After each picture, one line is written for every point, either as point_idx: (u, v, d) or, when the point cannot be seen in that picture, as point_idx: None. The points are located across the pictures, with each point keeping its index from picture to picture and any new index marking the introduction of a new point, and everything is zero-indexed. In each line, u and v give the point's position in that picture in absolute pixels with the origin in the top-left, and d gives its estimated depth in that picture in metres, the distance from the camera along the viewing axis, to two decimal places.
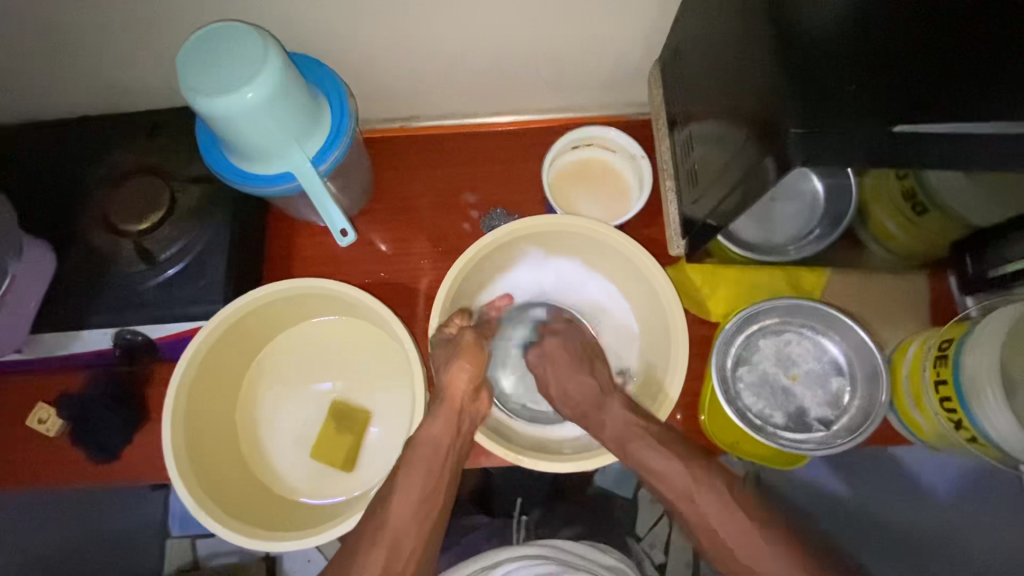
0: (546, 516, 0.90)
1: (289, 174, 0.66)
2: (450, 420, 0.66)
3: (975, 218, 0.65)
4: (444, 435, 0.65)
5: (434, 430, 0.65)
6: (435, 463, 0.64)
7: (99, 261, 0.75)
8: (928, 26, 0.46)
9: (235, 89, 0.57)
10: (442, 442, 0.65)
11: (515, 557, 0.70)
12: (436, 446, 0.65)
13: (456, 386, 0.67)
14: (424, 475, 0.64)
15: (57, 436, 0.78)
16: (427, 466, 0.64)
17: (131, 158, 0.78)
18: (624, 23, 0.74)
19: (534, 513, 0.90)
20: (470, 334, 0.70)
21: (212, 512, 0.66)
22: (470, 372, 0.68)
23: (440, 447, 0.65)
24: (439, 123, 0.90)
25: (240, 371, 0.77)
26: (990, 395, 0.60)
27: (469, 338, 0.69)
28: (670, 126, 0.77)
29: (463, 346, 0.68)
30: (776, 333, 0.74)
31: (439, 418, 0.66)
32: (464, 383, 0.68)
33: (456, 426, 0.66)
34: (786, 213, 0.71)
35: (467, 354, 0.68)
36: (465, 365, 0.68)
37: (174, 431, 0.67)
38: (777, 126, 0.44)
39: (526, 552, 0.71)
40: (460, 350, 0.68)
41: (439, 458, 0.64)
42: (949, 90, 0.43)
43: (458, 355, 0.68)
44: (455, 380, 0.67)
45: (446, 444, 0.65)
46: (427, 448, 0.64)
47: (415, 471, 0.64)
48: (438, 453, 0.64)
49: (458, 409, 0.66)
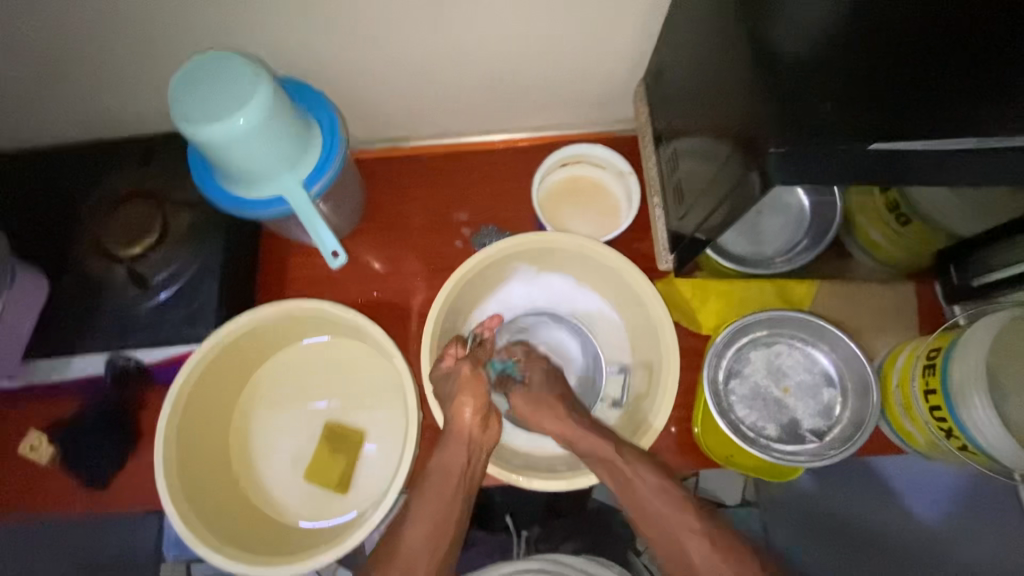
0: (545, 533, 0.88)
1: (281, 198, 0.66)
2: (461, 449, 0.63)
3: (957, 228, 0.67)
4: (455, 464, 0.63)
5: (444, 459, 0.63)
6: (446, 490, 0.63)
7: (91, 287, 0.75)
8: (900, 43, 0.47)
9: (226, 116, 0.58)
10: (453, 471, 0.63)
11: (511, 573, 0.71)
12: (448, 474, 0.63)
13: (463, 419, 0.63)
14: (438, 503, 0.62)
15: (49, 463, 0.77)
16: (438, 495, 0.63)
17: (124, 183, 0.79)
18: (609, 44, 0.76)
19: (532, 529, 0.89)
20: (467, 365, 0.65)
21: (204, 538, 0.65)
22: (476, 402, 0.64)
23: (452, 476, 0.63)
24: (430, 143, 0.91)
25: (233, 395, 0.77)
26: (976, 404, 0.61)
27: (467, 370, 0.65)
28: (656, 143, 0.78)
29: (465, 378, 0.64)
30: (766, 344, 0.74)
31: (448, 448, 0.64)
32: (472, 414, 0.64)
33: (467, 454, 0.63)
34: (773, 227, 0.74)
35: (467, 388, 0.64)
36: (469, 399, 0.63)
37: (166, 457, 0.66)
38: (758, 146, 0.45)
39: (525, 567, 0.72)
40: (461, 381, 0.64)
41: (451, 486, 0.63)
42: (926, 106, 0.44)
43: (462, 388, 0.64)
44: (462, 412, 0.64)
45: (458, 472, 0.63)
46: (440, 477, 0.63)
47: (428, 500, 0.63)
48: (450, 482, 0.63)
49: (466, 438, 0.64)
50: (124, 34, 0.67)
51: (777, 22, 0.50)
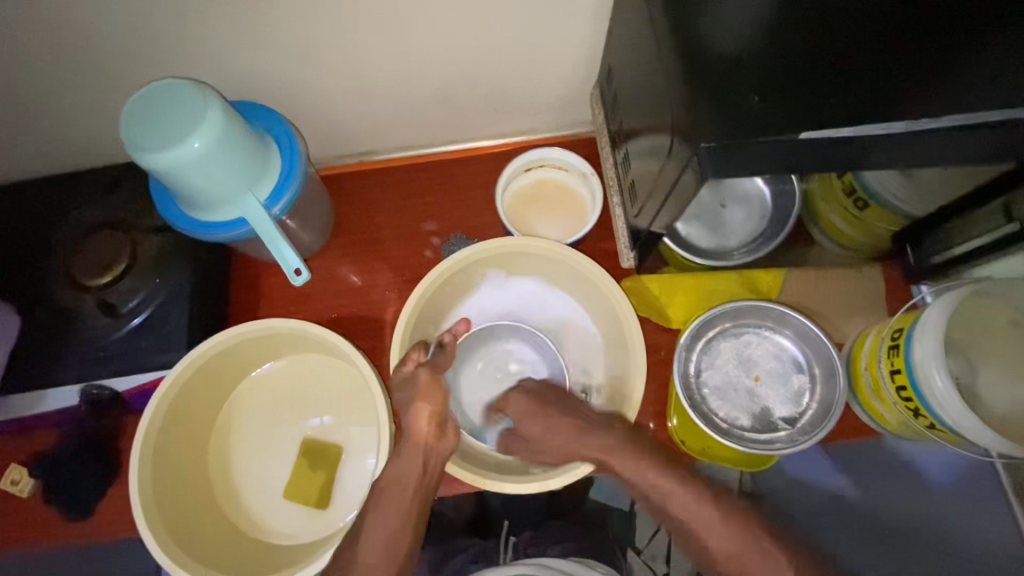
0: (536, 535, 0.87)
1: (242, 219, 0.67)
2: (414, 458, 0.64)
3: (912, 208, 0.68)
4: (409, 474, 0.64)
5: (399, 471, 0.64)
6: (403, 501, 0.63)
7: (62, 318, 0.75)
8: (826, 33, 0.48)
9: (180, 142, 0.59)
10: (409, 481, 0.64)
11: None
12: (403, 486, 0.64)
13: (419, 426, 0.65)
14: (394, 513, 0.63)
15: (31, 497, 0.78)
16: (396, 505, 0.63)
17: (92, 213, 0.79)
18: (559, 49, 0.77)
19: (521, 535, 0.89)
20: (427, 373, 0.66)
21: (184, 563, 0.65)
22: (432, 409, 0.65)
23: (406, 486, 0.64)
24: (396, 155, 0.92)
25: (210, 417, 0.78)
26: (939, 382, 0.61)
27: (426, 378, 0.66)
28: (612, 143, 0.79)
29: (422, 384, 0.66)
30: (735, 335, 0.75)
31: (404, 457, 0.64)
32: (427, 422, 0.65)
33: (422, 464, 0.64)
34: (738, 221, 0.76)
35: (427, 394, 0.66)
36: (425, 404, 0.65)
37: (142, 483, 0.67)
38: (690, 139, 0.46)
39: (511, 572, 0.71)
40: (421, 387, 0.66)
41: (405, 497, 0.64)
42: (851, 94, 0.45)
43: (418, 396, 0.65)
44: (419, 420, 0.65)
45: (412, 482, 0.64)
46: (393, 488, 0.64)
47: (383, 513, 0.63)
48: (405, 493, 0.64)
49: (423, 447, 0.65)
50: (80, 67, 0.68)
51: (708, 20, 0.51)
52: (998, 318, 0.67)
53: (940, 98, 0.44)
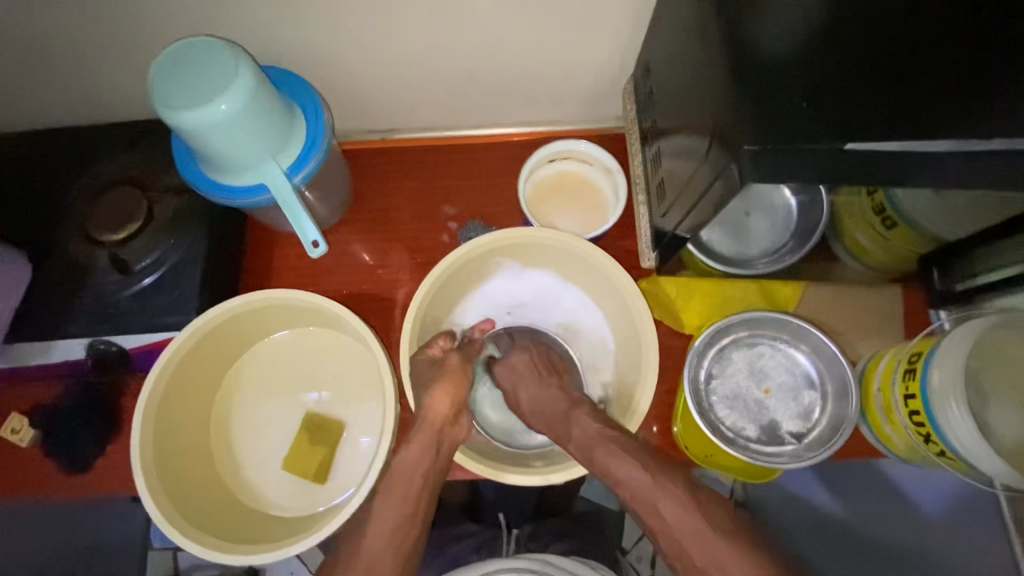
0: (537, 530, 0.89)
1: (263, 186, 0.67)
2: (428, 443, 0.66)
3: (941, 231, 0.67)
4: (421, 459, 0.65)
5: (414, 455, 0.65)
6: (412, 488, 0.64)
7: (75, 272, 0.75)
8: (878, 43, 0.47)
9: (207, 102, 0.58)
10: (419, 465, 0.65)
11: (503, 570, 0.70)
12: (413, 473, 0.64)
13: (437, 409, 0.67)
14: (403, 501, 0.63)
15: (30, 448, 0.77)
16: (405, 491, 0.63)
17: (112, 169, 0.78)
18: (596, 39, 0.75)
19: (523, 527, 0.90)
20: (455, 357, 0.71)
21: (179, 525, 0.65)
22: (452, 395, 0.68)
23: (418, 471, 0.64)
24: (419, 135, 0.91)
25: (215, 383, 0.77)
26: (955, 406, 0.61)
27: (453, 362, 0.70)
28: (643, 140, 0.79)
29: (448, 369, 0.69)
30: (748, 345, 0.74)
31: (417, 441, 0.65)
32: (445, 404, 0.67)
33: (435, 448, 0.66)
34: (759, 227, 0.72)
35: (450, 377, 0.69)
36: (445, 388, 0.67)
37: (143, 442, 0.67)
38: (731, 144, 0.45)
39: (515, 565, 0.71)
40: (446, 373, 0.69)
41: (416, 483, 0.64)
42: (899, 106, 0.44)
43: (441, 378, 0.68)
44: (437, 405, 0.67)
45: (423, 467, 0.65)
46: (405, 472, 0.64)
47: (393, 495, 0.63)
48: (415, 479, 0.64)
49: (437, 430, 0.67)
50: (109, 18, 0.66)
51: (760, 20, 0.50)
52: (1017, 350, 0.66)
53: (994, 121, 0.43)
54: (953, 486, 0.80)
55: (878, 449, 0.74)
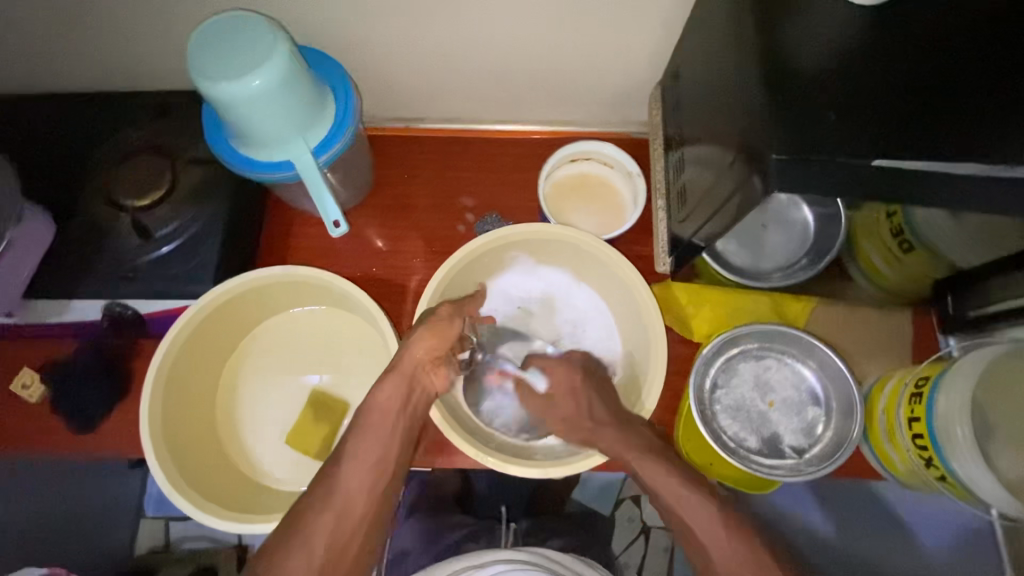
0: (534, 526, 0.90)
1: (289, 163, 0.67)
2: (401, 386, 0.65)
3: (958, 258, 0.66)
4: (393, 402, 0.65)
5: (385, 402, 0.65)
6: (386, 429, 0.64)
7: (96, 234, 0.76)
8: (908, 63, 0.47)
9: (242, 76, 0.59)
10: (393, 405, 0.65)
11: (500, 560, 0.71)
12: (386, 413, 0.65)
13: (415, 355, 0.66)
14: (377, 440, 0.64)
15: (39, 404, 0.78)
16: (378, 432, 0.64)
17: (139, 136, 0.79)
18: (628, 42, 0.75)
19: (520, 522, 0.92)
20: (447, 311, 0.69)
21: (181, 489, 0.66)
22: (435, 343, 0.67)
23: (391, 413, 0.65)
24: (444, 126, 0.91)
25: (225, 354, 0.78)
26: (960, 433, 0.61)
27: (444, 315, 0.68)
28: (666, 147, 0.79)
29: (436, 322, 0.67)
30: (756, 357, 0.74)
31: (390, 382, 0.65)
32: (425, 352, 0.67)
33: (407, 393, 0.66)
34: (776, 240, 0.72)
35: (436, 330, 0.67)
36: (429, 338, 0.66)
37: (152, 404, 0.68)
38: (758, 152, 0.46)
39: (513, 557, 0.71)
40: (434, 323, 0.67)
41: (389, 423, 0.65)
42: (928, 126, 0.44)
43: (427, 327, 0.67)
44: (416, 354, 0.66)
45: (396, 410, 0.65)
46: (378, 414, 0.64)
47: (367, 440, 0.64)
48: (388, 418, 0.65)
49: (411, 374, 0.66)
50: None
51: (794, 32, 0.50)
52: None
53: None
54: (950, 516, 0.80)
55: (876, 470, 0.75)
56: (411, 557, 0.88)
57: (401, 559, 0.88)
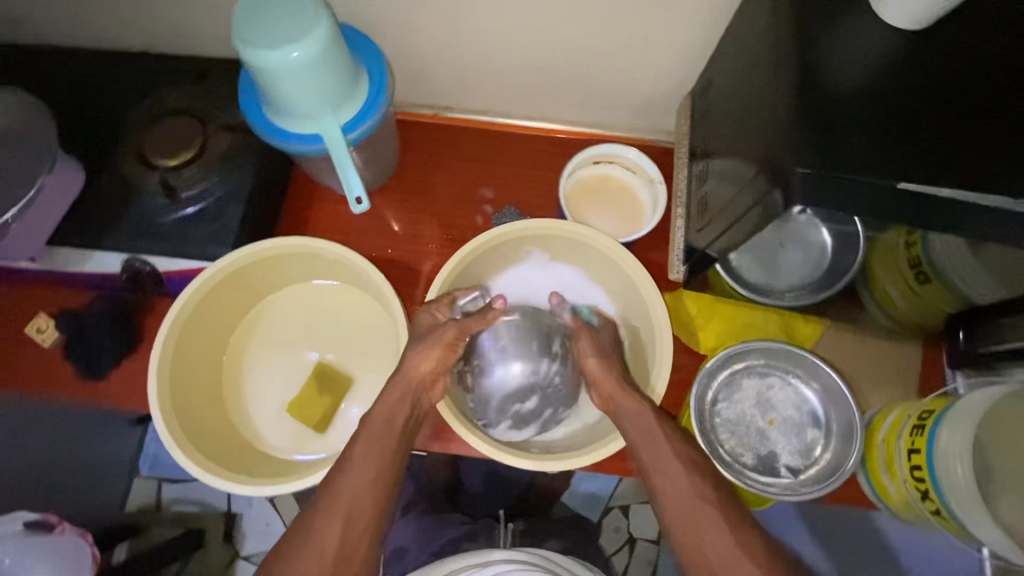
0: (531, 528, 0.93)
1: (319, 137, 0.68)
2: (406, 393, 0.64)
3: (973, 293, 0.66)
4: (397, 408, 0.63)
5: (388, 405, 0.63)
6: (390, 434, 0.61)
7: (123, 189, 0.77)
8: (943, 90, 0.47)
9: (282, 46, 0.60)
10: (398, 412, 0.63)
11: (503, 560, 0.71)
12: (389, 419, 0.62)
13: (419, 368, 0.65)
14: (381, 445, 0.60)
15: (51, 349, 0.80)
16: (383, 438, 0.61)
17: (173, 98, 0.81)
18: (664, 49, 0.76)
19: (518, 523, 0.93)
20: (452, 331, 0.67)
21: (182, 444, 0.68)
22: (439, 358, 0.66)
23: (395, 420, 0.62)
24: (470, 117, 0.92)
25: (236, 318, 0.80)
26: (960, 470, 0.61)
27: (450, 335, 0.67)
28: (691, 157, 0.79)
29: (442, 340, 0.66)
30: (761, 374, 0.74)
31: (396, 389, 0.64)
32: (429, 365, 0.66)
33: (412, 401, 0.64)
34: (791, 263, 0.72)
35: (440, 347, 0.66)
36: (432, 354, 0.66)
37: (162, 357, 0.70)
38: (784, 166, 0.46)
39: (516, 557, 0.71)
40: (438, 339, 0.66)
41: (393, 432, 0.61)
42: (957, 155, 0.44)
43: (432, 345, 0.66)
44: (423, 363, 0.65)
45: (401, 416, 0.63)
46: (383, 420, 0.62)
47: (372, 446, 0.60)
48: (392, 426, 0.62)
49: (415, 384, 0.65)
50: None
51: (832, 51, 0.50)
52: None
53: None
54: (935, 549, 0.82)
55: (870, 500, 0.74)
56: (410, 553, 0.86)
57: (401, 556, 0.86)
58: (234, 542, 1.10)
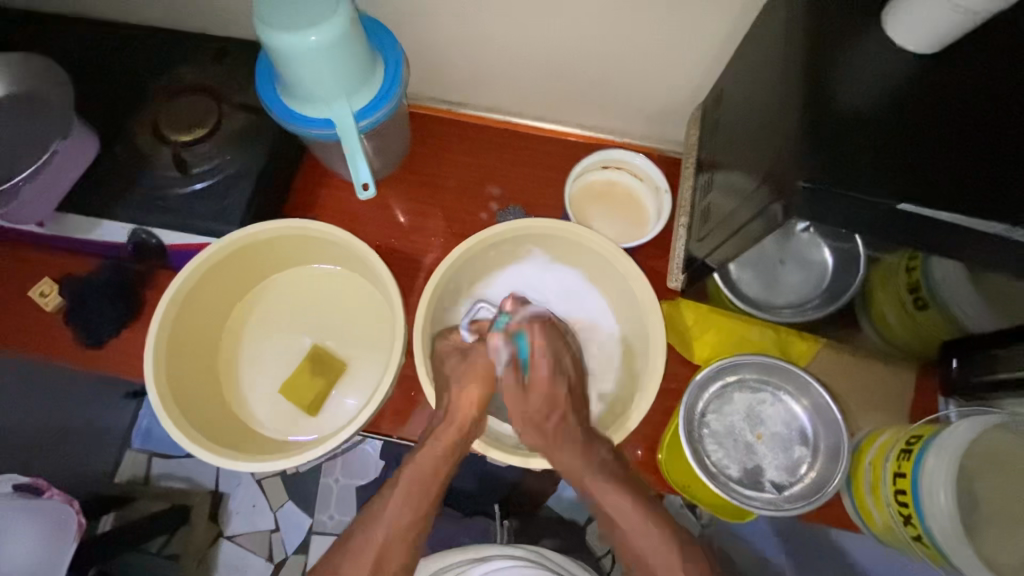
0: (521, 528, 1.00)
1: (331, 122, 0.69)
2: (449, 440, 0.66)
3: (969, 321, 0.66)
4: (439, 457, 0.66)
5: (430, 455, 0.65)
6: (427, 484, 0.65)
7: (135, 161, 0.78)
8: (950, 115, 0.48)
9: (300, 30, 0.61)
10: (436, 457, 0.65)
11: (499, 555, 0.74)
12: (429, 467, 0.65)
13: (462, 407, 0.66)
14: (414, 495, 0.64)
15: (52, 313, 0.81)
16: (418, 486, 0.64)
17: (191, 75, 0.82)
18: (679, 59, 0.76)
19: (512, 521, 1.00)
20: (484, 358, 0.69)
21: (173, 415, 0.68)
22: (478, 392, 0.68)
23: (435, 469, 0.65)
24: (483, 114, 0.93)
25: (237, 295, 0.81)
26: (942, 498, 0.61)
27: (483, 363, 0.69)
28: (698, 168, 0.80)
29: (475, 369, 0.68)
30: (753, 389, 0.74)
31: (440, 433, 0.66)
32: (470, 401, 0.67)
33: (455, 445, 0.66)
34: (792, 280, 0.74)
35: (477, 379, 0.68)
36: (472, 389, 0.67)
37: (161, 328, 0.70)
38: (787, 179, 0.47)
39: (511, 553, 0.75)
40: (472, 370, 0.68)
41: (428, 483, 0.65)
42: (959, 180, 0.45)
43: (466, 376, 0.68)
44: (463, 404, 0.67)
45: (441, 464, 0.66)
46: (423, 469, 0.65)
47: (404, 496, 0.64)
48: (429, 477, 0.65)
49: (459, 426, 0.66)
50: None
51: (845, 66, 0.51)
52: (1015, 461, 0.64)
53: None
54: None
55: (855, 523, 0.74)
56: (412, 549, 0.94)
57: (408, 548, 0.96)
58: (219, 521, 1.11)
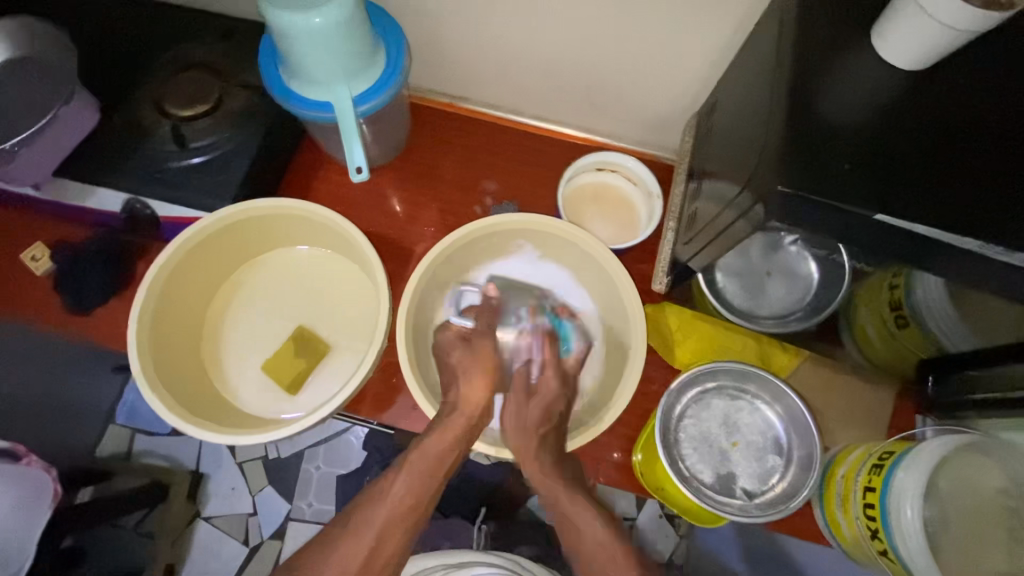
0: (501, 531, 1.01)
1: (330, 105, 0.70)
2: (457, 431, 0.65)
3: (947, 342, 0.67)
4: (445, 450, 0.64)
5: (440, 441, 0.64)
6: (433, 473, 0.64)
7: (135, 132, 0.79)
8: (931, 130, 0.49)
9: (303, 11, 0.61)
10: (443, 448, 0.64)
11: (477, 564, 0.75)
12: (434, 458, 0.64)
13: (471, 395, 0.68)
14: (416, 483, 0.63)
15: (42, 277, 0.82)
16: (424, 474, 0.63)
17: (197, 52, 0.83)
18: (678, 67, 0.77)
19: (489, 524, 1.01)
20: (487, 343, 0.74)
21: (154, 384, 0.69)
22: (485, 383, 0.70)
23: (441, 461, 0.64)
24: (483, 110, 0.94)
25: (225, 271, 0.81)
26: (909, 514, 0.61)
27: (487, 347, 0.73)
28: (689, 175, 0.81)
29: (480, 353, 0.72)
30: (730, 396, 0.75)
31: (448, 424, 0.66)
32: (479, 391, 0.69)
33: (464, 435, 0.66)
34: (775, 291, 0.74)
35: (482, 360, 0.72)
36: (480, 380, 0.70)
37: (148, 297, 0.71)
38: (766, 183, 0.47)
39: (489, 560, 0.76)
40: (478, 355, 0.72)
41: (435, 473, 0.64)
42: (936, 193, 0.45)
43: (476, 363, 0.71)
44: (471, 394, 0.69)
45: (446, 457, 0.64)
46: (429, 458, 0.64)
47: (408, 479, 0.63)
48: (436, 468, 0.64)
49: (467, 416, 0.67)
50: None
51: (830, 77, 0.52)
52: (986, 480, 0.64)
53: None
54: None
55: (825, 537, 0.74)
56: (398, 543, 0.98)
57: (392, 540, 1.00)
58: (197, 501, 1.11)
